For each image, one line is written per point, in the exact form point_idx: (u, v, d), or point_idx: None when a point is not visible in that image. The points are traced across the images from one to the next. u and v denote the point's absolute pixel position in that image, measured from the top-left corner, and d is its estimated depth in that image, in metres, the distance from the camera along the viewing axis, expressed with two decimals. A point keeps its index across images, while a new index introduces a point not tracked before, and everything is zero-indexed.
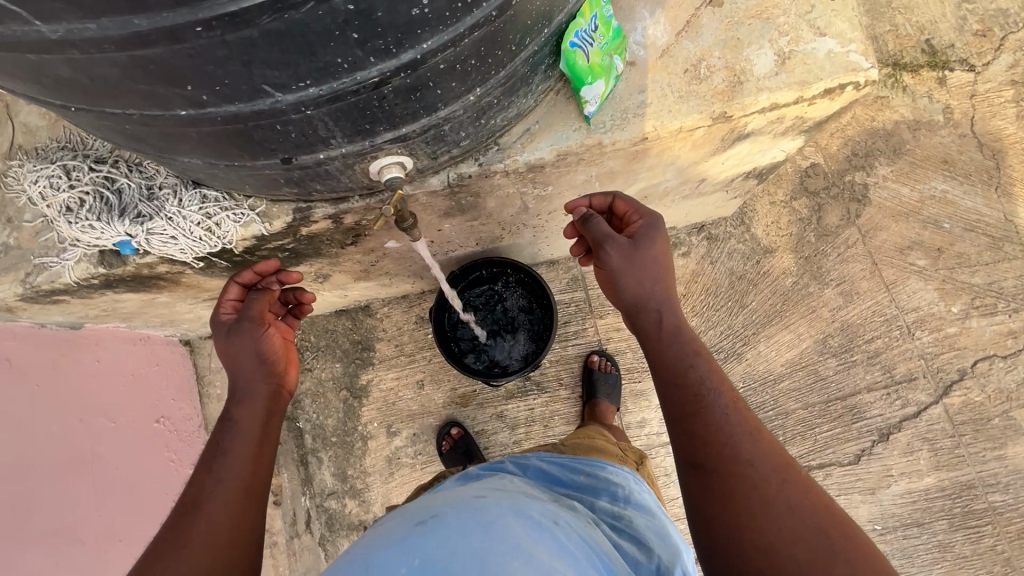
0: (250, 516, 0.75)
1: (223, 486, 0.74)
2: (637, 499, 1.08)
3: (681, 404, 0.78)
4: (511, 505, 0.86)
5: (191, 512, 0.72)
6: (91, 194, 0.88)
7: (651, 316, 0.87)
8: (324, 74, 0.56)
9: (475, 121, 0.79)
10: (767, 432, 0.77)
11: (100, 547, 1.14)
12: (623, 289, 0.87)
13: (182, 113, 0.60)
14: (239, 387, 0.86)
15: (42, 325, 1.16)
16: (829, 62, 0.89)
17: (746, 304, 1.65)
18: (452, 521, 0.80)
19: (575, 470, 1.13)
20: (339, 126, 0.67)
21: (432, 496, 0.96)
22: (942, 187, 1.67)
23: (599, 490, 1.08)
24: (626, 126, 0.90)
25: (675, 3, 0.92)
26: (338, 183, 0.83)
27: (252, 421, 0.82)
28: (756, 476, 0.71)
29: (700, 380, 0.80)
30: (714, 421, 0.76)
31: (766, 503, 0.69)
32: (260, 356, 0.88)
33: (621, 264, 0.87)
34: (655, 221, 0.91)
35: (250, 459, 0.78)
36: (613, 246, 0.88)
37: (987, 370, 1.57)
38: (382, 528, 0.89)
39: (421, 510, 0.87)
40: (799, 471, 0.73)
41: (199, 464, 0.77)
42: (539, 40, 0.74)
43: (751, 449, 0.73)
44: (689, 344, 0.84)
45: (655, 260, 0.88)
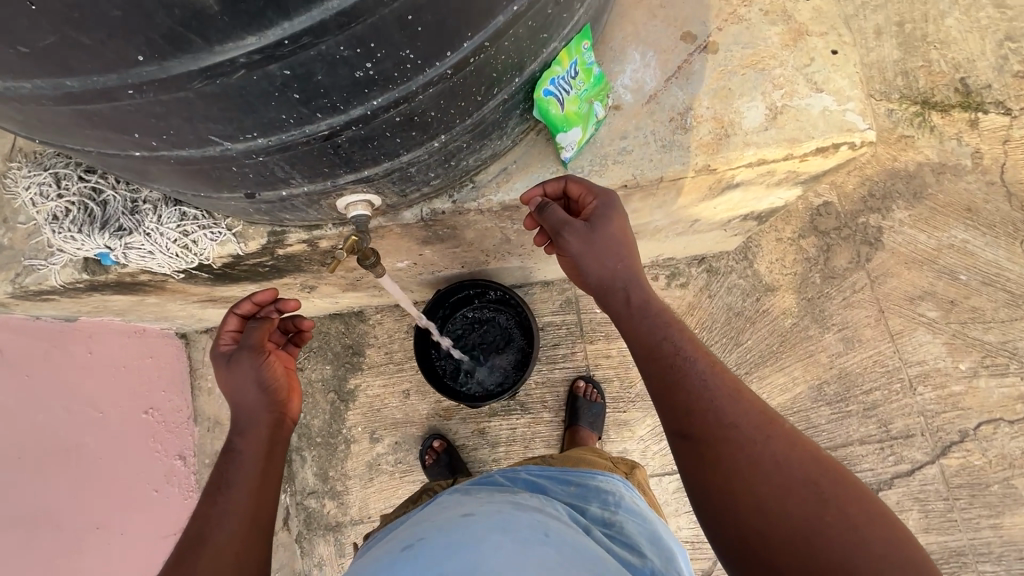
0: (256, 552, 0.75)
1: (228, 518, 0.75)
2: (628, 504, 1.08)
3: (661, 378, 0.73)
4: (499, 520, 0.85)
5: (197, 547, 0.72)
6: (76, 205, 0.91)
7: (617, 296, 0.80)
8: (271, 128, 0.56)
9: (443, 163, 0.78)
10: (746, 387, 0.73)
11: (78, 533, 1.19)
12: (588, 272, 0.80)
13: (137, 154, 0.61)
14: (241, 418, 0.86)
15: (37, 317, 1.22)
16: (823, 120, 0.84)
17: (741, 342, 1.61)
18: (436, 543, 0.79)
19: (566, 482, 1.12)
20: (297, 170, 0.67)
21: (416, 521, 0.94)
22: (962, 236, 1.59)
23: (591, 497, 1.07)
24: (604, 172, 0.88)
25: (668, 47, 0.89)
26: (307, 214, 0.83)
27: (256, 447, 0.83)
28: (742, 436, 0.67)
29: (676, 349, 0.75)
30: (692, 387, 0.71)
31: (755, 464, 0.65)
32: (261, 385, 0.89)
33: (582, 249, 0.80)
34: (608, 198, 0.80)
35: (255, 486, 0.79)
36: (570, 231, 0.80)
37: (991, 434, 1.50)
38: (376, 552, 0.87)
39: (407, 535, 0.87)
40: (781, 423, 0.70)
41: (204, 496, 0.78)
42: (510, 89, 0.72)
43: (733, 411, 0.69)
44: (662, 313, 0.79)
45: (616, 240, 0.80)
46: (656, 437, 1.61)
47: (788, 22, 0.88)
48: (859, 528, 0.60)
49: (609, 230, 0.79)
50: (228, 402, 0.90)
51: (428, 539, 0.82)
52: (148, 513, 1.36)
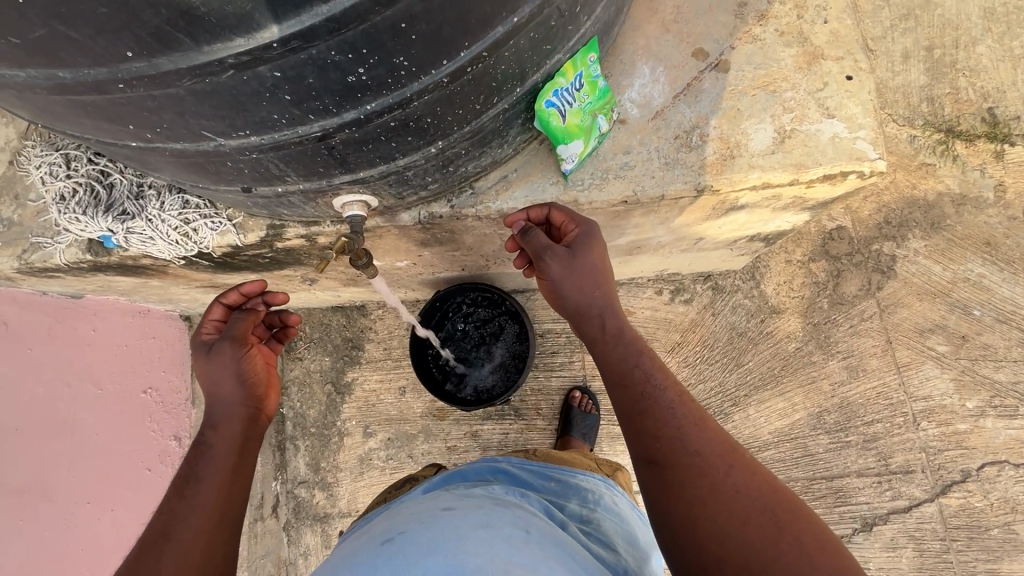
0: (222, 546, 0.75)
1: (196, 512, 0.75)
2: (605, 503, 1.10)
3: (632, 404, 0.76)
4: (480, 514, 0.84)
5: (160, 543, 0.72)
6: (83, 186, 0.93)
7: (593, 322, 0.82)
8: (263, 126, 0.56)
9: (441, 169, 0.78)
10: (711, 418, 0.75)
11: (68, 507, 1.22)
12: (566, 296, 0.81)
13: (134, 144, 0.61)
14: (217, 411, 0.88)
15: (44, 293, 1.24)
16: (832, 147, 0.82)
17: (742, 363, 1.59)
18: (416, 538, 0.78)
19: (546, 477, 1.13)
20: (291, 168, 0.67)
21: (393, 513, 0.94)
22: (979, 271, 1.55)
23: (570, 495, 1.09)
24: (605, 187, 0.87)
25: (678, 63, 0.88)
26: (304, 211, 0.84)
27: (228, 444, 0.84)
28: (704, 464, 0.69)
29: (646, 376, 0.77)
30: (660, 414, 0.74)
31: (717, 491, 0.67)
32: (240, 377, 0.90)
33: (562, 275, 0.80)
34: (590, 227, 0.82)
35: (224, 481, 0.80)
36: (552, 256, 0.80)
37: (994, 476, 1.45)
38: (352, 548, 0.86)
39: (386, 528, 0.86)
40: (744, 455, 0.71)
41: (172, 491, 0.78)
42: (511, 99, 0.71)
43: (697, 439, 0.71)
44: (635, 342, 0.81)
45: (595, 267, 0.82)
46: None
47: (803, 44, 0.86)
48: (814, 558, 0.61)
49: (589, 258, 0.80)
50: (206, 393, 0.91)
51: (409, 534, 0.80)
52: (142, 491, 1.38)
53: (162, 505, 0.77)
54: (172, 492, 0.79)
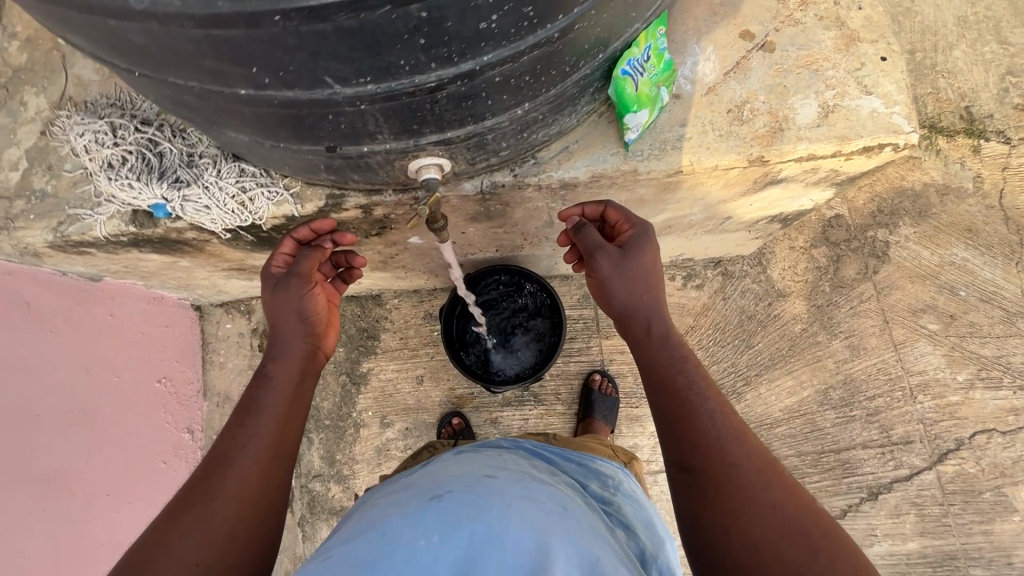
0: (277, 476, 0.79)
1: (254, 443, 0.79)
2: (626, 488, 1.10)
3: (673, 409, 0.79)
4: (522, 488, 0.83)
5: (224, 466, 0.76)
6: (133, 154, 0.91)
7: (639, 324, 0.87)
8: (385, 73, 0.58)
9: (518, 133, 0.80)
10: (753, 434, 0.77)
11: (88, 498, 1.16)
12: (614, 296, 0.88)
13: (241, 93, 0.61)
14: (279, 346, 0.88)
15: (64, 273, 1.17)
16: (871, 121, 0.90)
17: (753, 344, 1.66)
18: (465, 496, 0.79)
19: (568, 459, 1.13)
20: (388, 123, 0.68)
21: (432, 469, 0.95)
22: (963, 255, 1.68)
23: (590, 478, 1.09)
24: (663, 157, 0.91)
25: (727, 43, 0.94)
26: (375, 176, 0.84)
27: (288, 381, 0.86)
28: (740, 479, 0.72)
29: (688, 384, 0.81)
30: (702, 423, 0.77)
31: (751, 505, 0.70)
32: (302, 316, 0.90)
33: (611, 275, 0.87)
34: (642, 228, 0.90)
35: (281, 417, 0.82)
36: (604, 257, 0.88)
37: (985, 443, 1.56)
38: (393, 497, 0.86)
39: (433, 483, 0.85)
40: (782, 473, 0.73)
41: (234, 417, 0.81)
42: (593, 64, 0.75)
43: (737, 452, 0.74)
44: (678, 349, 0.85)
45: (644, 270, 0.88)
46: None
47: (841, 28, 0.94)
48: None
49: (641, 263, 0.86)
50: (269, 323, 0.92)
51: (454, 493, 0.80)
52: (157, 484, 1.33)
53: (226, 429, 0.81)
54: (233, 419, 0.82)
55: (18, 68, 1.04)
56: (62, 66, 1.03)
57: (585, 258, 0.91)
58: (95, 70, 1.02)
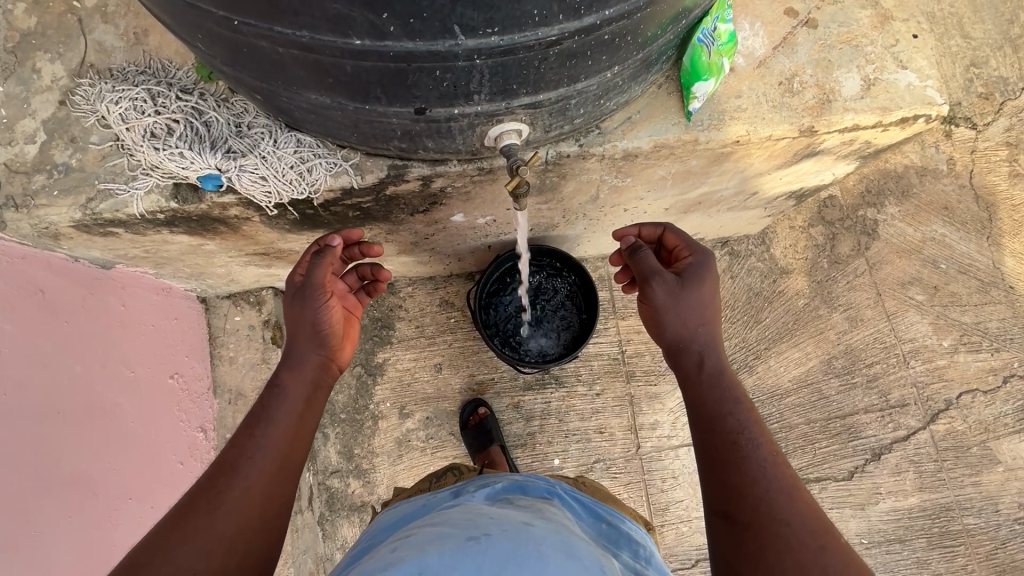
0: (280, 490, 0.78)
1: (261, 455, 0.78)
2: (655, 563, 0.93)
3: (721, 452, 0.80)
4: (561, 539, 0.77)
5: (229, 473, 0.76)
6: (180, 123, 0.86)
7: (691, 356, 0.91)
8: (514, 23, 0.57)
9: (596, 100, 0.81)
10: (806, 491, 0.77)
11: (112, 502, 1.07)
12: (666, 326, 0.92)
13: (355, 44, 0.58)
14: (294, 355, 0.90)
15: (77, 260, 1.10)
16: (908, 93, 0.96)
17: (761, 320, 1.73)
18: (508, 545, 0.73)
19: (598, 516, 0.98)
20: (491, 82, 0.67)
21: (464, 507, 0.88)
22: (942, 231, 1.81)
23: (621, 544, 0.92)
24: (722, 127, 0.94)
25: (773, 19, 0.98)
26: (449, 143, 0.83)
27: (298, 393, 0.87)
28: (790, 536, 0.72)
29: (738, 426, 0.82)
30: (752, 470, 0.78)
31: (802, 567, 0.69)
32: (316, 326, 0.92)
33: (665, 302, 0.91)
34: (704, 258, 0.96)
35: (289, 431, 0.83)
36: (659, 283, 0.92)
37: (970, 402, 1.70)
38: (425, 533, 0.79)
39: (468, 523, 0.79)
40: (836, 537, 0.73)
41: (244, 425, 0.81)
42: (675, 30, 0.77)
43: (788, 510, 0.74)
44: (731, 392, 0.86)
45: (700, 303, 0.92)
46: None
47: (875, 7, 1.00)
48: None
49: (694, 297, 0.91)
50: (287, 329, 0.94)
51: (496, 538, 0.74)
52: (176, 486, 1.24)
53: (234, 437, 0.81)
54: (243, 426, 0.82)
55: (26, 32, 0.94)
56: (79, 30, 0.94)
57: (641, 282, 0.95)
58: (119, 35, 0.94)
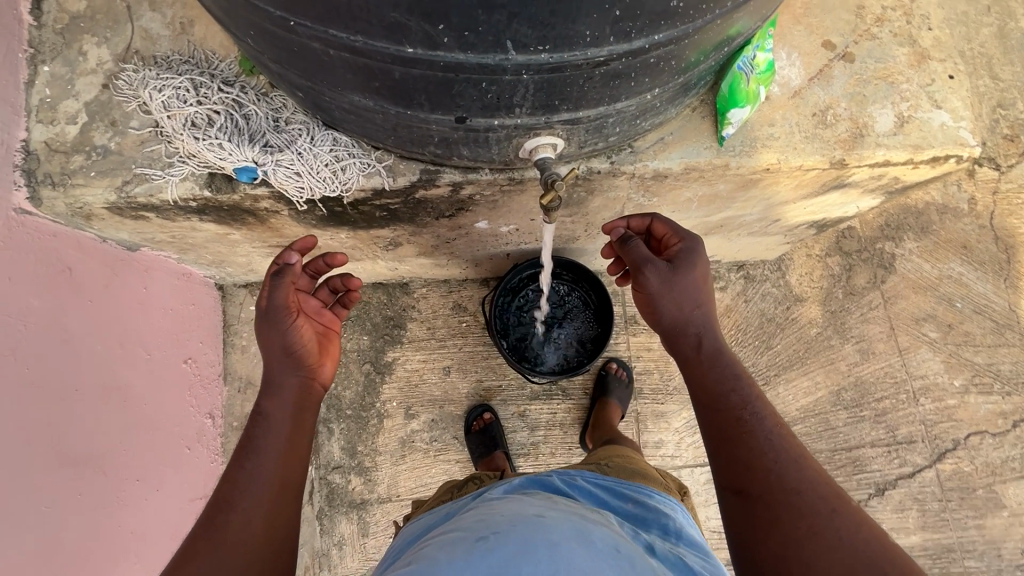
0: (282, 515, 0.80)
1: (256, 485, 0.79)
2: (689, 536, 0.94)
3: (726, 430, 0.81)
4: (573, 526, 0.77)
5: (226, 509, 0.76)
6: (220, 114, 0.87)
7: (689, 340, 0.91)
8: (565, 43, 0.58)
9: (632, 120, 0.82)
10: (813, 460, 0.79)
11: (121, 482, 1.08)
12: (663, 312, 0.92)
13: (407, 52, 0.59)
14: (273, 384, 0.90)
15: (104, 240, 1.09)
16: (941, 133, 0.96)
17: (772, 346, 1.73)
18: (519, 531, 0.74)
19: (623, 498, 0.99)
20: (534, 97, 0.68)
21: (481, 507, 0.88)
22: (959, 270, 1.80)
23: (650, 522, 0.94)
24: (754, 154, 0.94)
25: (810, 51, 0.99)
26: (485, 152, 0.83)
27: (281, 417, 0.88)
28: (802, 504, 0.72)
29: (743, 402, 0.84)
30: (759, 444, 0.79)
31: (818, 533, 0.70)
32: (288, 349, 0.92)
33: (660, 288, 0.90)
34: (695, 244, 0.93)
35: (282, 453, 0.84)
36: (652, 270, 0.90)
37: (978, 444, 1.69)
38: (441, 539, 0.80)
39: (480, 522, 0.79)
40: (847, 500, 0.74)
41: (232, 460, 0.82)
42: (717, 57, 0.77)
43: (797, 478, 0.75)
44: (731, 368, 0.88)
45: (694, 283, 0.91)
46: (692, 428, 1.66)
47: (913, 45, 1.00)
48: None
49: (687, 278, 0.90)
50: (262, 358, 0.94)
51: (505, 533, 0.74)
52: (180, 469, 1.25)
53: (226, 472, 0.82)
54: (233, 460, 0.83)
55: (75, 15, 0.96)
56: (127, 16, 0.96)
57: (633, 272, 0.93)
58: (165, 23, 0.95)
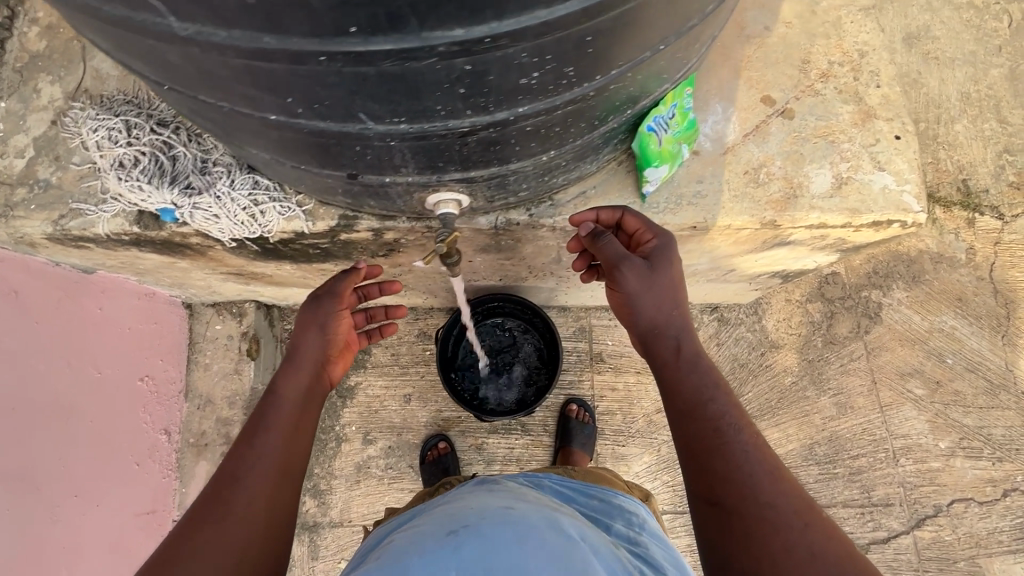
0: (285, 495, 0.79)
1: (263, 461, 0.79)
2: (649, 527, 1.08)
3: (702, 440, 0.75)
4: (545, 517, 0.88)
5: (232, 484, 0.76)
6: (147, 155, 0.90)
7: (668, 343, 0.82)
8: (420, 115, 0.58)
9: (538, 177, 0.81)
10: (787, 469, 0.74)
11: (58, 497, 1.11)
12: (641, 313, 0.83)
13: (271, 117, 0.60)
14: (296, 355, 0.93)
15: (56, 263, 1.16)
16: (882, 197, 0.92)
17: (743, 393, 1.67)
18: (489, 533, 0.81)
19: (587, 495, 1.12)
20: (414, 159, 0.68)
21: (451, 502, 0.96)
22: (952, 323, 1.70)
23: (614, 514, 1.08)
24: (678, 212, 0.92)
25: (748, 106, 0.95)
26: (391, 204, 0.84)
27: (294, 398, 0.88)
28: (775, 519, 0.68)
29: (719, 414, 0.76)
30: (735, 455, 0.73)
31: (790, 550, 0.66)
32: (325, 332, 0.96)
33: (638, 288, 0.82)
34: (667, 239, 0.85)
35: (287, 434, 0.84)
36: (630, 267, 0.82)
37: (962, 512, 1.58)
38: (414, 534, 0.87)
39: (453, 518, 0.87)
40: (819, 513, 0.70)
41: (241, 435, 0.82)
42: (620, 119, 0.75)
43: (771, 491, 0.71)
44: (709, 374, 0.80)
45: (672, 282, 0.84)
46: (652, 474, 1.61)
47: (859, 103, 0.96)
48: None
49: (666, 274, 0.82)
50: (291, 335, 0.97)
51: (477, 531, 0.81)
52: (123, 485, 1.29)
53: (231, 449, 0.81)
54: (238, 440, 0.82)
55: (34, 54, 1.02)
56: (80, 57, 1.01)
57: (608, 271, 0.85)
58: (114, 64, 1.00)
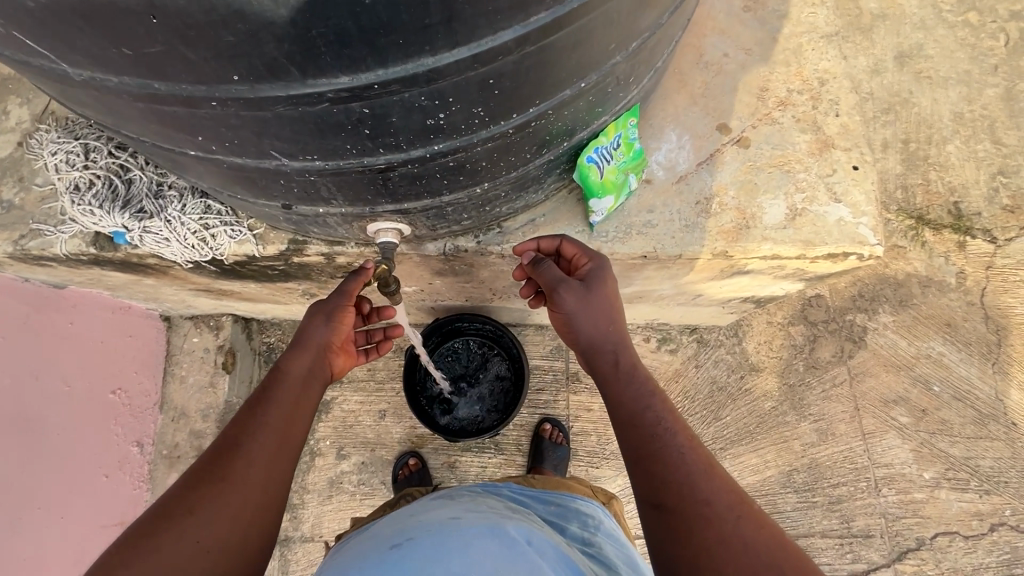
0: (283, 471, 0.73)
1: (265, 432, 0.74)
2: (606, 528, 1.07)
3: (637, 448, 0.72)
4: (490, 523, 0.86)
5: (231, 448, 0.71)
6: (102, 179, 0.92)
7: (606, 357, 0.81)
8: (332, 154, 0.58)
9: (478, 208, 0.81)
10: (722, 467, 0.70)
11: (18, 509, 1.14)
12: (580, 330, 0.81)
13: (191, 152, 0.61)
14: (301, 341, 0.87)
15: (25, 281, 1.24)
16: (837, 229, 0.90)
17: (721, 417, 1.64)
18: (427, 544, 0.80)
19: (545, 501, 1.10)
20: (341, 192, 0.68)
21: (398, 515, 0.96)
22: (939, 349, 1.65)
23: (570, 517, 1.06)
24: (627, 241, 0.91)
25: (704, 134, 0.94)
26: (335, 232, 0.84)
27: (298, 377, 0.83)
28: (709, 514, 0.64)
29: (657, 421, 0.74)
30: (670, 459, 0.69)
31: (724, 541, 0.61)
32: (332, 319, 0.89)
33: (577, 306, 0.81)
34: (602, 260, 0.85)
35: (289, 410, 0.78)
36: (567, 289, 0.82)
37: (946, 546, 1.53)
38: (359, 549, 0.87)
39: (397, 531, 0.87)
40: (752, 506, 0.66)
41: (249, 403, 0.78)
42: (556, 152, 0.75)
43: (707, 488, 0.66)
44: (645, 387, 0.78)
45: (609, 301, 0.82)
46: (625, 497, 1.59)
47: (816, 132, 0.94)
48: None
49: (603, 291, 0.81)
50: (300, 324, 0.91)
51: (417, 541, 0.81)
52: (89, 499, 1.28)
53: (236, 417, 0.77)
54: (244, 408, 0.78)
55: (6, 78, 1.04)
56: None
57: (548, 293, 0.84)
58: None
